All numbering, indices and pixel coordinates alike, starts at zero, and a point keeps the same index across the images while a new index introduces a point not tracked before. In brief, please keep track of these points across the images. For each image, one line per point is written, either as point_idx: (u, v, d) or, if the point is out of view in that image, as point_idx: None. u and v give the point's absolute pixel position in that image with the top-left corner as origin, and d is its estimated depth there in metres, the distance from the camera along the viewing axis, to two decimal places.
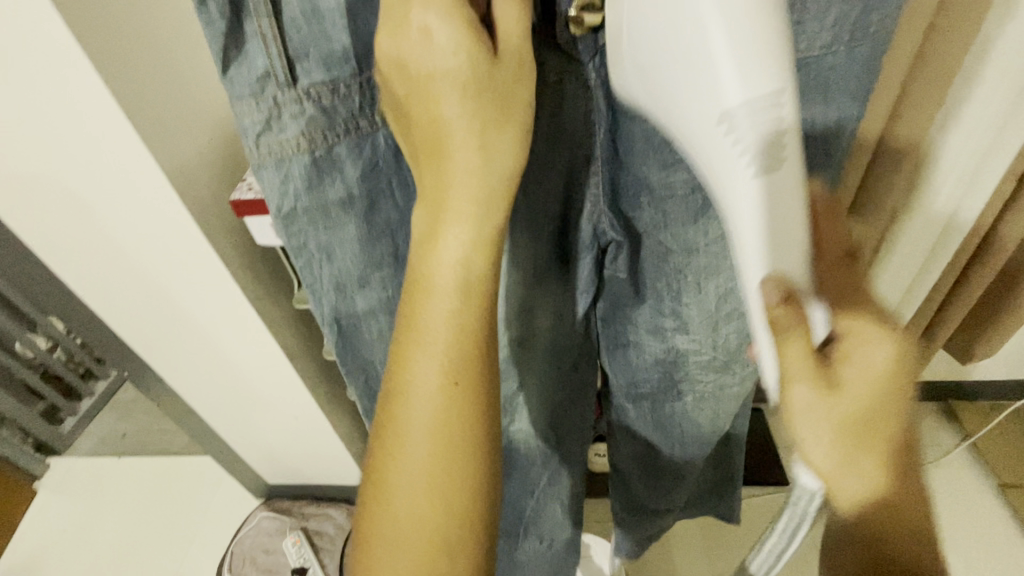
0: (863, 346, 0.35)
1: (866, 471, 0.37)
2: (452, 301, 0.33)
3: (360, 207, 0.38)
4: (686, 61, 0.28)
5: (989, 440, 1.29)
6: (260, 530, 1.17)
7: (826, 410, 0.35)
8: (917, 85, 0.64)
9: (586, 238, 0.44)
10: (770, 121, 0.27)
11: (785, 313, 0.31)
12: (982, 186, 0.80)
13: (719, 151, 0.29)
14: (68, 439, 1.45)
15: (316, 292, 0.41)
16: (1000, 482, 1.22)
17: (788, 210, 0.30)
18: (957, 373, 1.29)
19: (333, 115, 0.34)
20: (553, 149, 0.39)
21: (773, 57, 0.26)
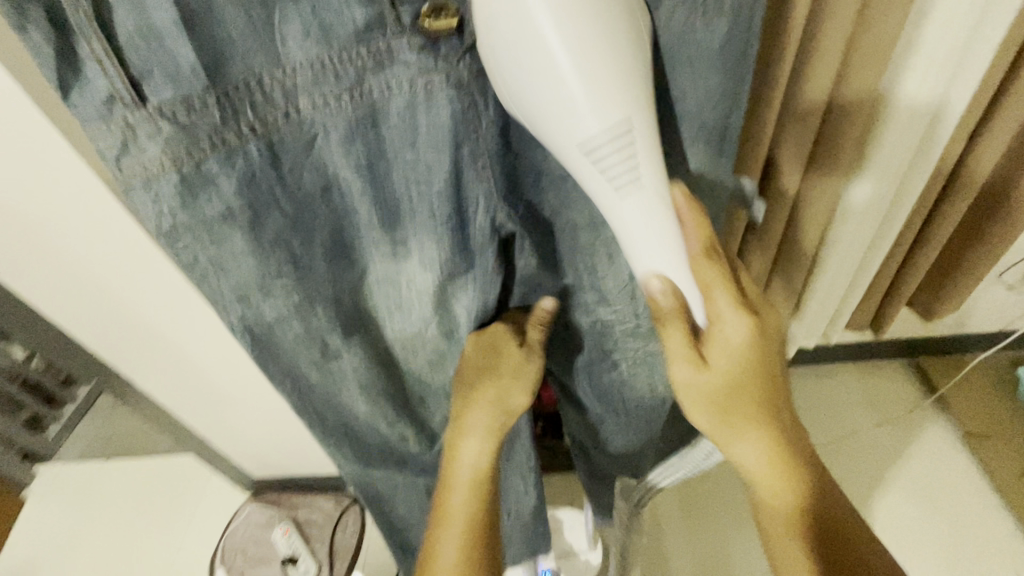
0: (723, 325, 0.44)
1: (749, 433, 0.46)
2: (470, 466, 0.50)
3: (245, 218, 0.40)
4: (546, 93, 0.35)
5: (955, 394, 1.33)
6: (250, 522, 1.16)
7: (697, 380, 0.44)
8: (858, 49, 0.68)
9: (480, 230, 0.44)
10: (620, 146, 0.36)
11: (663, 301, 0.42)
12: (941, 134, 0.84)
13: (587, 172, 0.38)
14: (52, 447, 1.44)
15: (222, 303, 0.44)
16: (963, 432, 1.28)
17: (647, 212, 0.39)
18: (919, 328, 1.33)
19: (193, 131, 0.35)
20: (431, 148, 0.40)
21: (614, 96, 0.35)
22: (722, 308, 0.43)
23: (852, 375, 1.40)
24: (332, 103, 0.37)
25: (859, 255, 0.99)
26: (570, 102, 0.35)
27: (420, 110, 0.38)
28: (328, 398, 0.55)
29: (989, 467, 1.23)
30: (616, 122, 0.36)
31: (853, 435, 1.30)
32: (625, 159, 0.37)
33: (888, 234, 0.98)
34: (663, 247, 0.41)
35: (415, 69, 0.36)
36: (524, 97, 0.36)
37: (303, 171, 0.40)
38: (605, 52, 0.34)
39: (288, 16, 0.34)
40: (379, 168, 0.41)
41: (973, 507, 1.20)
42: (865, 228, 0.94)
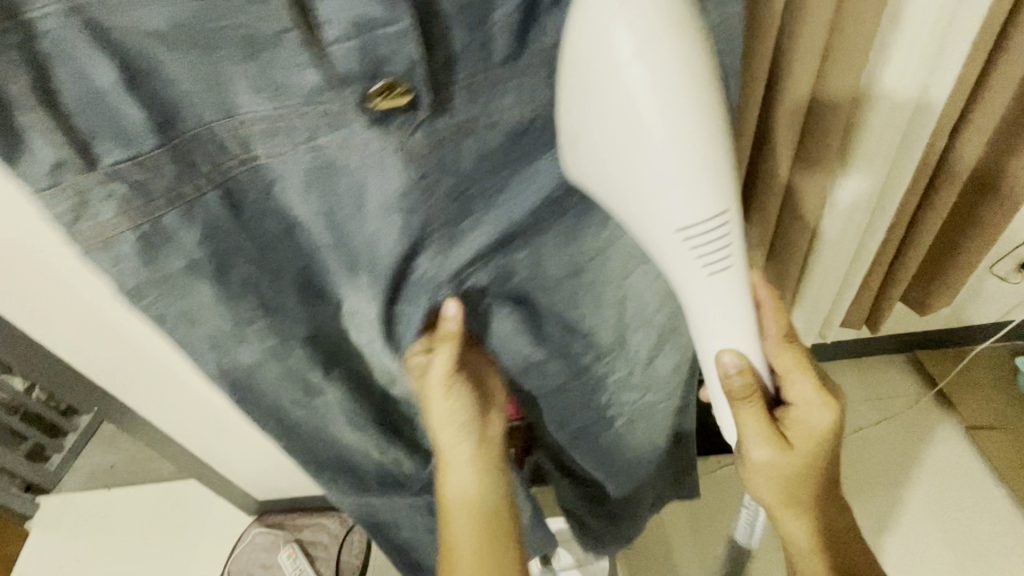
0: (804, 412, 0.50)
1: (801, 505, 0.54)
2: (462, 494, 0.56)
3: (210, 269, 0.36)
4: (650, 177, 0.35)
5: (956, 386, 1.32)
6: (255, 547, 1.16)
7: (779, 461, 0.49)
8: (839, 39, 0.68)
9: (422, 288, 0.45)
10: (714, 235, 0.37)
11: (739, 379, 0.44)
12: (925, 126, 0.84)
13: (678, 259, 0.39)
14: (54, 477, 1.41)
15: (197, 354, 0.40)
16: (966, 424, 1.27)
17: (727, 292, 0.41)
18: (918, 322, 1.33)
19: (148, 187, 0.32)
20: (398, 206, 0.39)
21: (715, 190, 0.36)
22: (804, 392, 0.50)
23: (853, 372, 1.39)
24: (293, 151, 0.34)
25: (847, 255, 1.00)
26: (667, 191, 0.35)
27: (370, 175, 0.37)
28: (315, 439, 0.52)
29: (995, 460, 1.22)
30: (710, 210, 0.36)
31: (858, 434, 1.30)
32: (715, 246, 0.38)
33: (876, 230, 0.99)
34: (740, 333, 0.43)
35: (368, 136, 0.35)
36: (615, 172, 0.37)
37: (266, 217, 0.37)
38: (706, 147, 0.34)
39: (235, 75, 0.32)
40: (323, 232, 0.39)
41: (980, 503, 1.19)
42: (853, 223, 0.94)
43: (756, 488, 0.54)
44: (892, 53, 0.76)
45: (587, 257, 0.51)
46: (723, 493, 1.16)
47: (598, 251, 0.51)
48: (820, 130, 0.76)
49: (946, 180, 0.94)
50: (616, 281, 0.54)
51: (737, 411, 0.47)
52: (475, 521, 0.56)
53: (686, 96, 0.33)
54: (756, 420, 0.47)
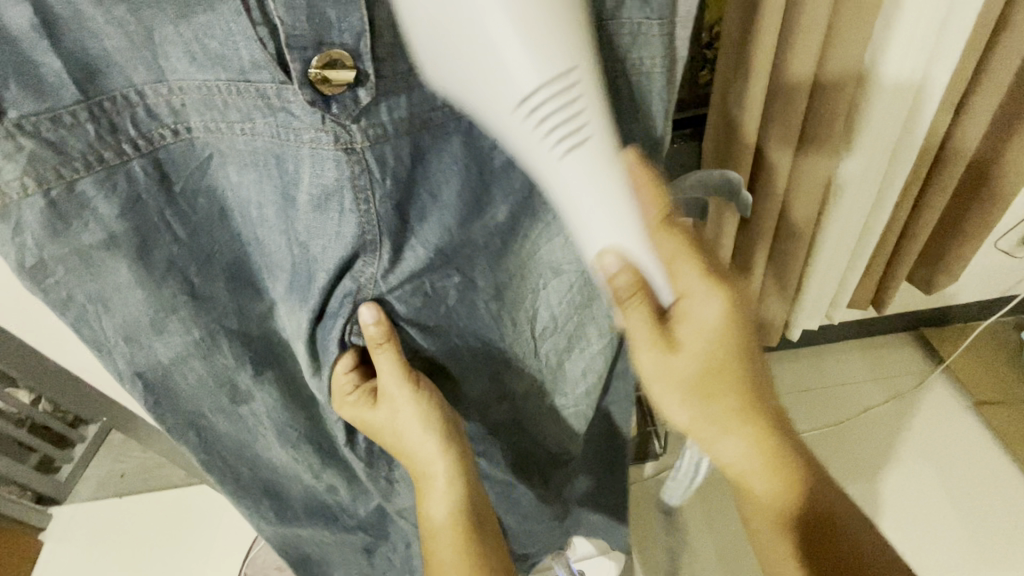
0: (693, 304, 0.42)
1: (720, 418, 0.48)
2: (443, 505, 0.48)
3: (131, 245, 0.34)
4: (463, 20, 0.26)
5: (960, 361, 1.31)
6: (268, 550, 1.15)
7: (668, 366, 0.43)
8: (844, 13, 0.67)
9: (346, 303, 0.38)
10: (564, 99, 0.29)
11: (619, 281, 0.35)
12: (927, 109, 0.83)
13: (526, 138, 0.29)
14: (66, 487, 1.31)
15: (107, 349, 0.37)
16: (975, 400, 1.26)
17: (598, 175, 0.32)
18: (925, 300, 1.31)
19: (64, 148, 0.30)
20: (322, 216, 0.35)
21: (555, 37, 0.27)
22: (689, 282, 0.41)
23: (859, 354, 1.38)
24: (228, 131, 0.33)
25: (853, 237, 0.98)
26: (491, 34, 0.26)
27: (304, 164, 0.33)
28: (239, 447, 0.48)
29: (1005, 435, 1.20)
30: (557, 69, 0.28)
31: (864, 414, 1.27)
32: (570, 113, 0.29)
33: (882, 210, 0.97)
34: (620, 222, 0.34)
35: (301, 125, 0.32)
36: (431, 25, 0.27)
37: (198, 195, 0.35)
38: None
39: (168, 35, 0.29)
40: (253, 222, 0.37)
41: (991, 472, 1.18)
42: (860, 203, 0.92)
43: (664, 404, 0.48)
44: (893, 37, 0.74)
45: (509, 275, 0.46)
46: None
47: (521, 267, 0.47)
48: (818, 112, 0.76)
49: (945, 167, 0.93)
50: (532, 301, 0.49)
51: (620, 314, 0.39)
52: (458, 535, 0.48)
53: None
54: (639, 324, 0.39)
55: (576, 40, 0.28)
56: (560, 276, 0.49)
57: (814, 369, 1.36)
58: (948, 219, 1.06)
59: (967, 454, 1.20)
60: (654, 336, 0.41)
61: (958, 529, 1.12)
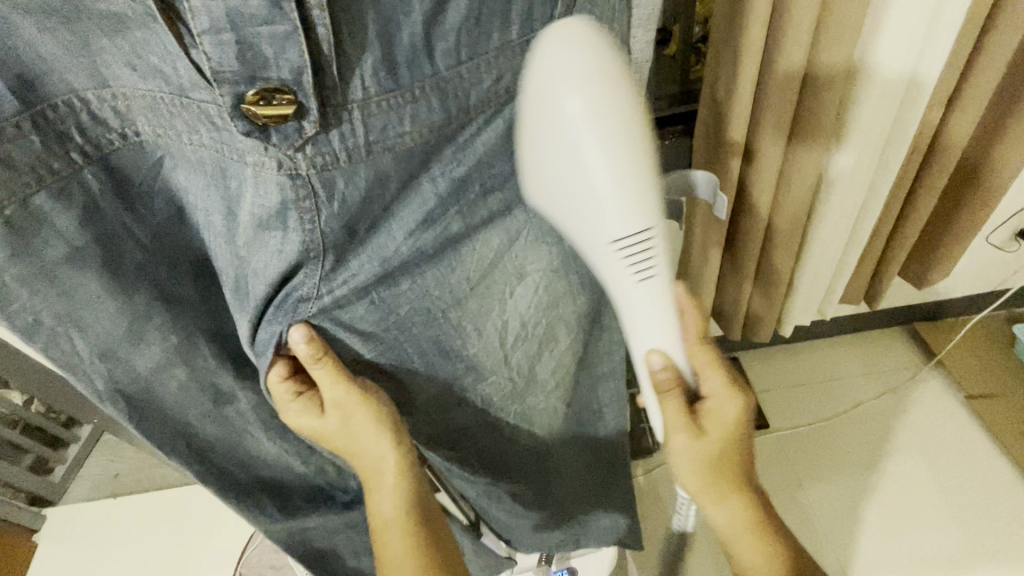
0: (718, 403, 0.47)
1: (727, 497, 0.50)
2: (392, 508, 0.47)
3: (97, 257, 0.33)
4: (576, 190, 0.34)
5: (953, 356, 1.31)
6: (262, 549, 1.14)
7: (694, 448, 0.47)
8: (834, 7, 0.66)
9: (287, 308, 0.37)
10: (638, 252, 0.37)
11: (663, 378, 0.43)
12: (918, 103, 0.82)
13: (612, 268, 0.38)
14: (60, 488, 1.29)
15: (82, 370, 0.36)
16: (967, 394, 1.26)
17: (655, 301, 0.40)
18: (917, 296, 1.31)
19: (14, 164, 0.29)
20: (265, 231, 0.34)
21: (644, 207, 0.35)
22: (715, 387, 0.47)
23: (852, 352, 1.37)
24: (175, 137, 0.31)
25: (840, 233, 0.98)
26: (599, 208, 0.35)
27: (246, 186, 0.32)
28: (234, 452, 0.47)
29: (996, 429, 1.21)
30: (640, 229, 0.36)
31: (855, 408, 1.28)
32: (643, 261, 0.37)
33: (873, 205, 0.96)
34: (666, 334, 0.42)
35: (243, 144, 0.31)
36: (552, 186, 0.36)
37: (155, 197, 0.34)
38: (638, 173, 0.34)
39: (104, 45, 0.28)
40: (203, 229, 0.36)
41: (981, 463, 1.19)
42: (851, 200, 0.92)
43: (679, 477, 0.50)
44: (880, 40, 0.74)
45: (471, 287, 0.45)
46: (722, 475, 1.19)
47: (483, 278, 0.45)
48: (809, 109, 0.76)
49: (941, 156, 0.92)
50: (498, 310, 0.48)
51: (661, 404, 0.45)
52: (408, 538, 0.47)
53: (632, 140, 0.33)
54: (674, 410, 0.45)
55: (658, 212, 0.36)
56: (524, 282, 0.48)
57: (806, 366, 1.36)
58: (938, 215, 1.06)
59: (960, 450, 1.20)
60: (685, 422, 0.46)
61: (951, 522, 1.12)
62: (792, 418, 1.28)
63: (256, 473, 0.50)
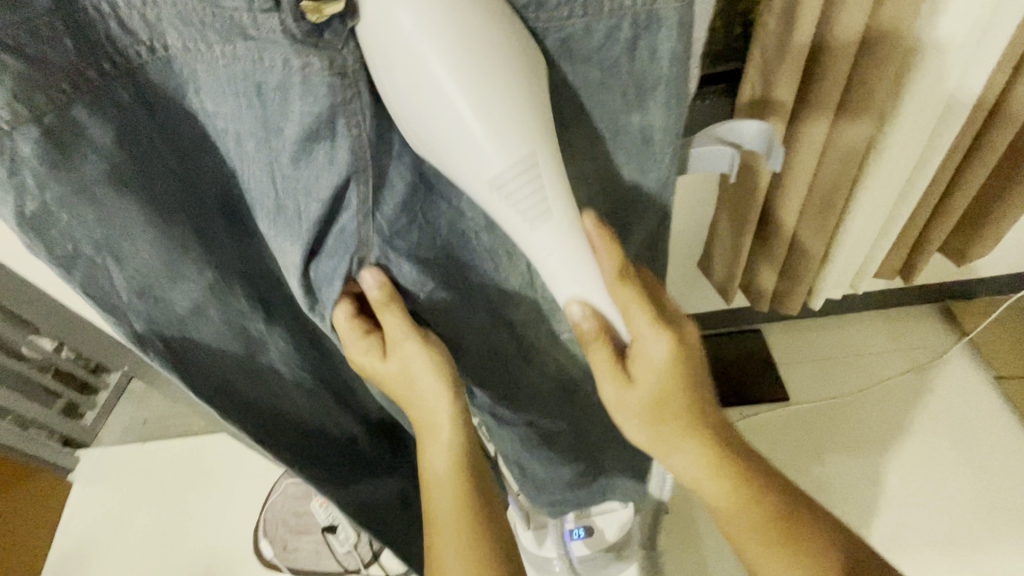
0: (644, 345, 0.40)
1: (680, 446, 0.44)
2: (449, 461, 0.44)
3: (132, 179, 0.32)
4: (429, 112, 0.30)
5: (987, 334, 1.27)
6: (286, 497, 1.18)
7: (623, 402, 0.42)
8: None
9: (344, 241, 0.35)
10: (525, 178, 0.32)
11: (588, 328, 0.38)
12: (979, 68, 0.77)
13: (496, 206, 0.33)
14: (91, 432, 1.31)
15: (121, 310, 0.36)
16: (997, 374, 1.22)
17: (560, 237, 0.35)
18: (955, 273, 1.27)
19: (47, 64, 0.27)
20: (315, 145, 0.31)
21: (515, 126, 0.30)
22: (641, 326, 0.39)
23: (879, 326, 1.34)
24: (206, 52, 0.29)
25: (886, 204, 0.92)
26: (460, 128, 0.30)
27: (294, 96, 0.29)
28: (265, 404, 0.47)
29: None
30: (517, 150, 0.31)
31: (882, 383, 1.25)
32: (533, 189, 0.33)
33: (925, 171, 0.90)
34: (584, 277, 0.37)
35: (288, 52, 0.28)
36: (409, 117, 0.31)
37: (181, 121, 0.33)
38: (504, 88, 0.30)
39: None
40: (236, 157, 0.34)
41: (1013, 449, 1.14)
42: (902, 164, 0.86)
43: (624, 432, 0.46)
44: None
45: None
46: None
47: None
48: (868, 67, 0.70)
49: (999, 125, 0.86)
50: None
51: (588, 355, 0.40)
52: (459, 494, 0.44)
53: (484, 41, 0.29)
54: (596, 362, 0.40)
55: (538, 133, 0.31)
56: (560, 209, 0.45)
57: (832, 340, 1.33)
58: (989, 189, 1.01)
59: (989, 433, 1.16)
60: (609, 376, 0.41)
61: (972, 508, 1.09)
62: (815, 391, 1.26)
63: (285, 426, 0.49)
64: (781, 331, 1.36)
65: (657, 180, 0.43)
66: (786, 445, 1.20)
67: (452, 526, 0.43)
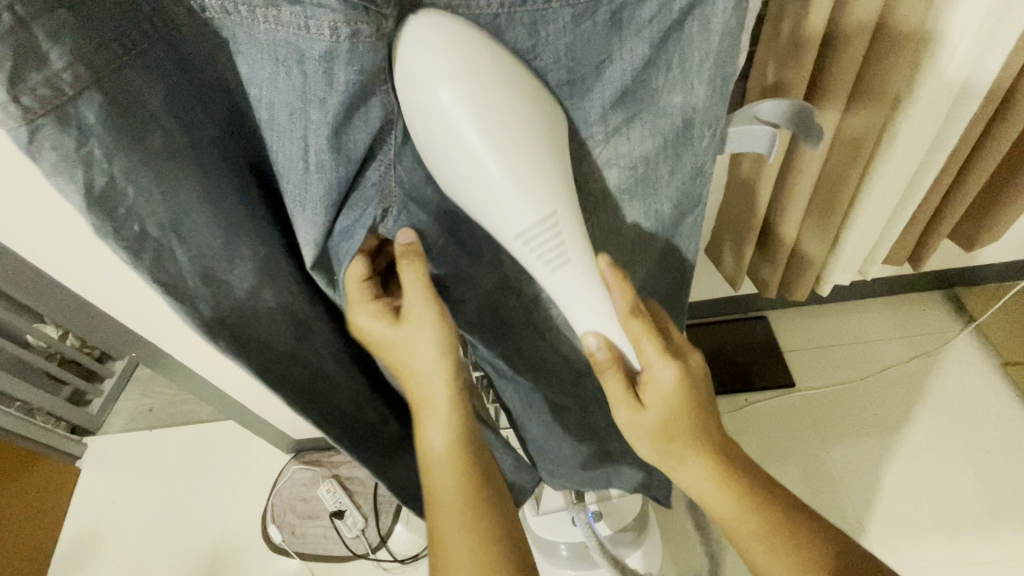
0: (653, 372, 0.42)
1: (686, 457, 0.46)
2: (447, 437, 0.44)
3: (188, 151, 0.31)
4: (460, 169, 0.33)
5: (991, 321, 1.26)
6: (294, 482, 1.20)
7: (633, 420, 0.44)
8: None
9: (367, 192, 0.35)
10: (546, 236, 0.35)
11: (601, 358, 0.41)
12: (992, 54, 0.75)
13: (521, 255, 0.36)
14: (97, 419, 1.35)
15: (189, 298, 0.35)
16: (1002, 360, 1.22)
17: (578, 283, 0.38)
18: (961, 261, 1.26)
19: (99, 23, 0.26)
20: (354, 112, 0.31)
21: (540, 184, 0.33)
22: (650, 357, 0.42)
23: (887, 312, 1.33)
24: (248, 16, 0.28)
25: (898, 191, 0.91)
26: (487, 180, 0.32)
27: (340, 66, 0.29)
28: (318, 389, 0.47)
29: None
30: (541, 204, 0.34)
31: (889, 369, 1.25)
32: (553, 241, 0.36)
33: (938, 154, 0.88)
34: (599, 312, 0.40)
35: (337, 18, 0.27)
36: (446, 171, 0.34)
37: (214, 91, 0.32)
38: (531, 151, 0.33)
39: None
40: (267, 126, 0.33)
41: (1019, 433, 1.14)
42: (916, 148, 0.84)
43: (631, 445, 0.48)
44: None
45: None
46: (744, 437, 1.20)
47: None
48: (883, 54, 0.69)
49: (1011, 111, 0.85)
50: None
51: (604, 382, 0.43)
52: (458, 471, 0.43)
53: (510, 108, 0.32)
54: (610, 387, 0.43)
55: (560, 190, 0.35)
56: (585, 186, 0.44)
57: (838, 326, 1.33)
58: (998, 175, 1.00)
59: (995, 419, 1.16)
60: (620, 399, 0.43)
61: (977, 496, 1.08)
62: (822, 378, 1.26)
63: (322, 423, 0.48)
64: (786, 318, 1.36)
65: (692, 164, 0.43)
66: (793, 431, 1.20)
67: (453, 503, 0.43)
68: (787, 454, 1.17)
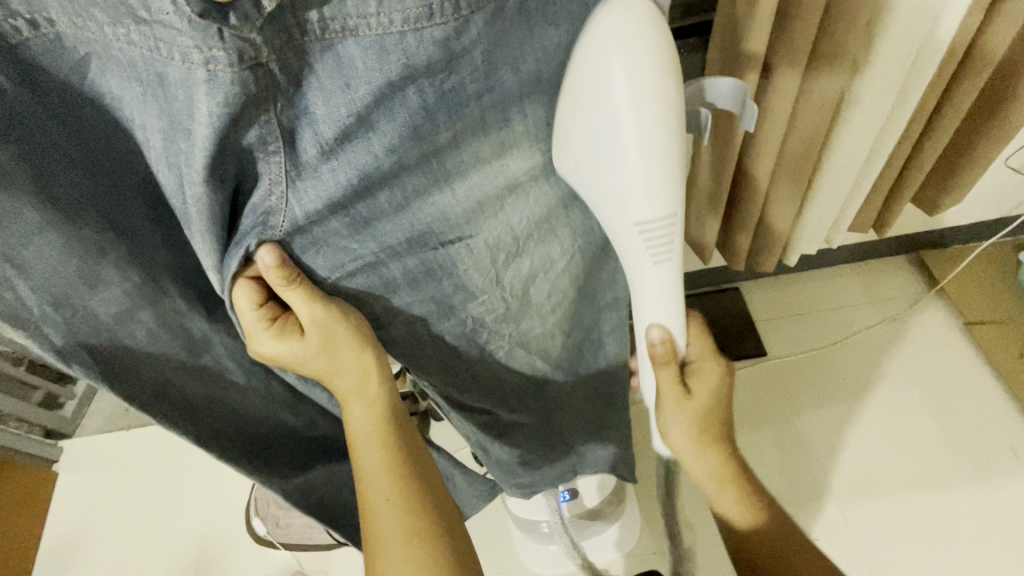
0: (703, 364, 0.49)
1: (706, 450, 0.50)
2: (370, 426, 0.45)
3: (28, 179, 0.30)
4: (604, 149, 0.34)
5: (955, 281, 1.29)
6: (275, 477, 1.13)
7: (680, 410, 0.47)
8: None
9: (250, 218, 0.34)
10: (660, 233, 0.36)
11: (661, 348, 0.42)
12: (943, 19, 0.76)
13: (632, 245, 0.37)
14: (74, 421, 1.30)
15: (33, 323, 0.33)
16: (965, 320, 1.24)
17: (663, 276, 0.38)
18: (926, 224, 1.28)
19: None
20: (226, 142, 0.30)
21: (671, 190, 0.35)
22: (697, 349, 0.49)
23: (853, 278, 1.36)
24: (100, 33, 0.27)
25: (858, 162, 0.91)
26: (625, 169, 0.34)
27: (200, 93, 0.28)
28: (227, 405, 0.45)
29: (994, 358, 1.19)
30: (667, 206, 0.35)
31: (853, 335, 1.27)
32: (665, 241, 0.36)
33: (896, 121, 0.88)
34: (671, 307, 0.40)
35: (187, 41, 0.26)
36: (589, 150, 0.35)
37: (85, 108, 0.30)
38: (673, 148, 0.33)
39: None
40: (146, 148, 0.32)
41: (978, 392, 1.18)
42: (873, 117, 0.84)
43: (666, 433, 0.50)
44: None
45: (463, 203, 0.40)
46: None
47: (476, 204, 0.41)
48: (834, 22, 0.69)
49: (971, 73, 0.84)
50: (492, 229, 0.43)
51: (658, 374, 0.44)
52: (389, 461, 0.45)
53: (668, 101, 0.32)
54: (666, 378, 0.45)
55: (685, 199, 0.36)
56: (518, 193, 0.42)
57: (805, 295, 1.35)
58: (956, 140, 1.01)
59: (955, 379, 1.20)
60: (672, 387, 0.46)
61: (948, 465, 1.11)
62: (791, 346, 1.28)
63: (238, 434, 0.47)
64: (757, 288, 1.37)
65: None
66: (759, 399, 1.22)
67: (391, 512, 0.44)
68: (753, 421, 1.20)
